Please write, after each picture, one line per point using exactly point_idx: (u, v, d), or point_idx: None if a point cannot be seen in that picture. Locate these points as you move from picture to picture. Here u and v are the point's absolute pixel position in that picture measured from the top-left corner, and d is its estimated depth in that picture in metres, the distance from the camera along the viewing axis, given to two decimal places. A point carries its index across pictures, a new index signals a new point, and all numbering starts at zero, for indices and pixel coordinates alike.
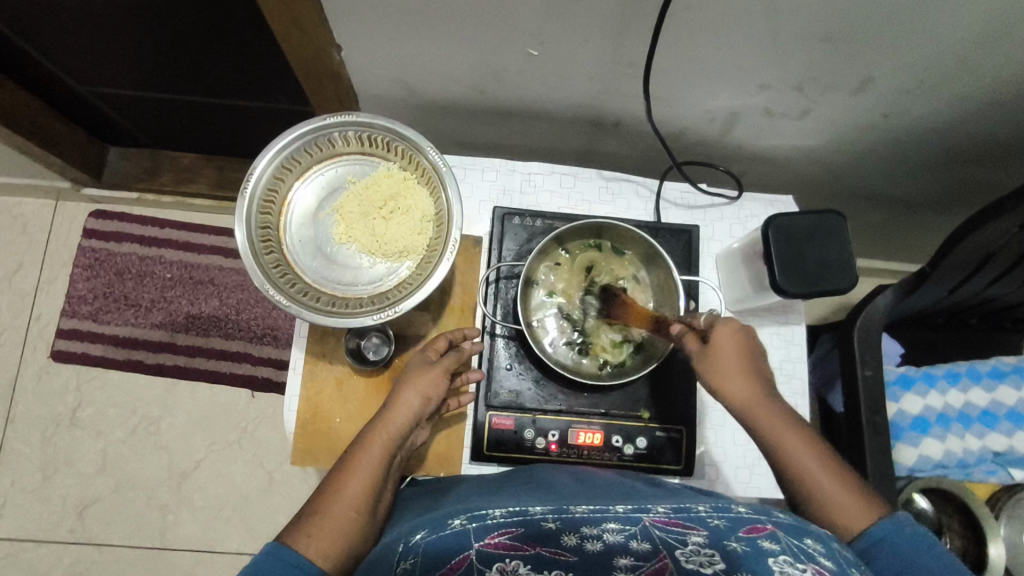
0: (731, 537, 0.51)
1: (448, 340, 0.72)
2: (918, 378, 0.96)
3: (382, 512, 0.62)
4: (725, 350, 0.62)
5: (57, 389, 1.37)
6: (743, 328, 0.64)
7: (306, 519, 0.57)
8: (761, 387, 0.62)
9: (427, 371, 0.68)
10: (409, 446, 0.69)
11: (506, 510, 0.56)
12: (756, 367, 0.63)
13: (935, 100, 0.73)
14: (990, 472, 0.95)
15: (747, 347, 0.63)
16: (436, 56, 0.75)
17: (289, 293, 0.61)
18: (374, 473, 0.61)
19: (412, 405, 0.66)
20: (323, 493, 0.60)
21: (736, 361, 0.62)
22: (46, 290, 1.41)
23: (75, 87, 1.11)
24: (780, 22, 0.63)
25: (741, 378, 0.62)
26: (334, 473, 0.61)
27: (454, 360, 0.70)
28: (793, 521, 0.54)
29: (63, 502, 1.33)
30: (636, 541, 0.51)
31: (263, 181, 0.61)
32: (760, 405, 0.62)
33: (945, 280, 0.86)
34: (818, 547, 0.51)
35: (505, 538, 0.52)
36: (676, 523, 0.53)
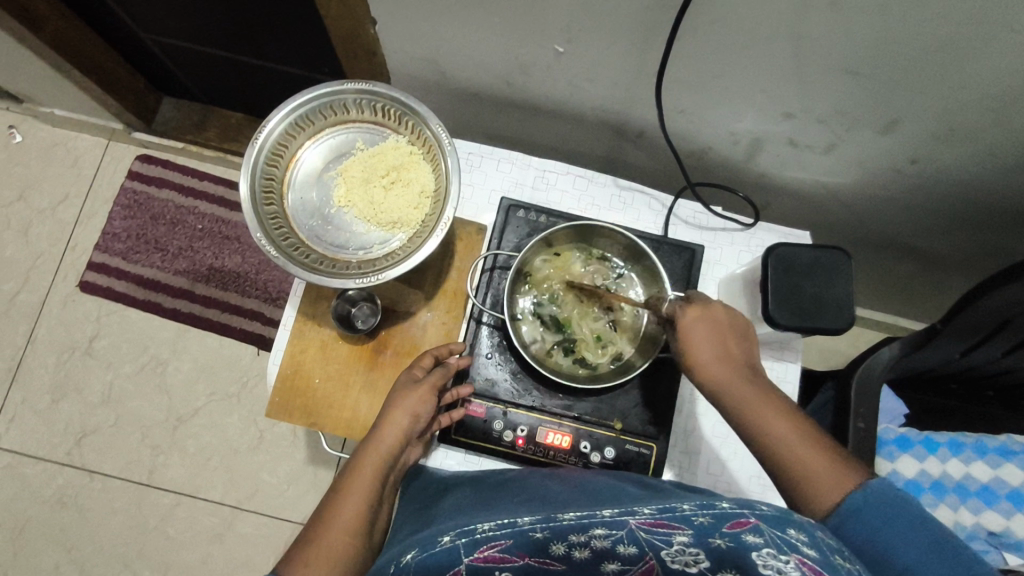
0: (717, 533, 0.46)
1: (434, 357, 0.72)
2: (917, 442, 0.93)
3: (377, 536, 0.62)
4: (695, 336, 0.63)
5: (78, 318, 1.43)
6: (709, 311, 0.64)
7: (302, 552, 0.56)
8: (734, 368, 0.61)
9: (413, 389, 0.68)
10: (401, 466, 0.68)
11: (495, 524, 0.52)
12: (730, 348, 0.62)
13: (967, 151, 0.70)
14: (983, 550, 0.88)
15: (720, 328, 0.63)
16: (467, 43, 0.76)
17: (280, 246, 0.62)
18: (367, 498, 0.61)
19: (401, 426, 0.65)
20: (318, 521, 0.59)
21: (709, 346, 0.62)
22: (85, 223, 1.48)
23: (139, 34, 1.16)
24: (807, 49, 0.61)
25: (716, 361, 0.61)
26: (329, 500, 0.61)
27: (440, 376, 0.69)
28: (777, 513, 0.47)
29: (65, 425, 1.39)
30: (623, 545, 0.48)
31: (274, 134, 0.63)
32: (739, 391, 0.59)
33: (957, 342, 0.82)
34: (802, 536, 0.46)
35: (495, 551, 0.50)
36: (661, 524, 0.48)
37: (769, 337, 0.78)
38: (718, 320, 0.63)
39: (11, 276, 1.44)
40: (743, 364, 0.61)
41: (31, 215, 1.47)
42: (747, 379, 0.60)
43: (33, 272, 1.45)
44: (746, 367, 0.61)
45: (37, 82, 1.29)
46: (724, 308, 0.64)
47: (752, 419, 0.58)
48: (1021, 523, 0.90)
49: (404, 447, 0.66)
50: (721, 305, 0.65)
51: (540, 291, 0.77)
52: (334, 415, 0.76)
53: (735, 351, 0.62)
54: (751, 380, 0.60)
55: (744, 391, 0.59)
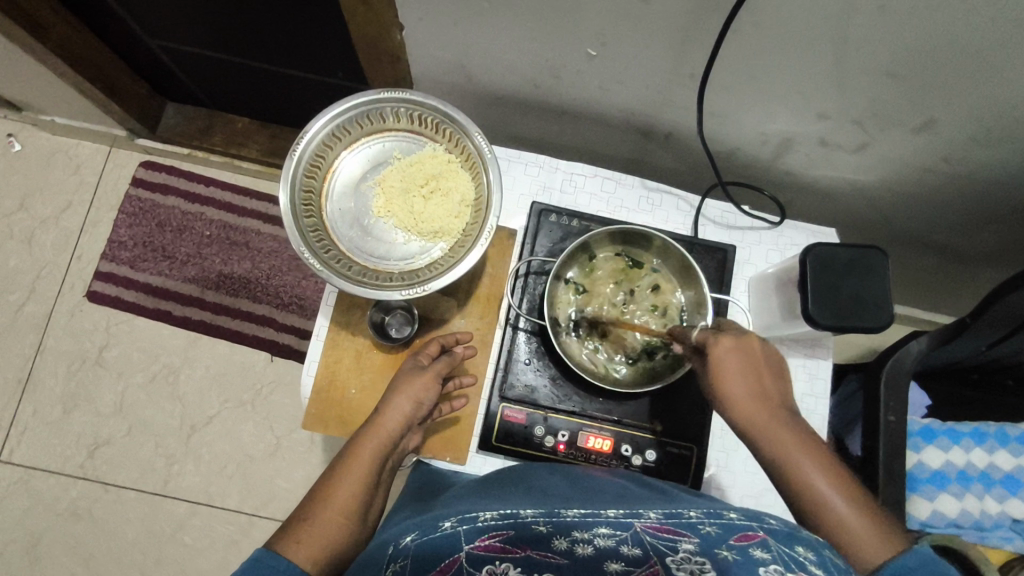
0: (723, 544, 0.49)
1: (440, 344, 0.74)
2: (941, 432, 0.94)
3: (372, 519, 0.63)
4: (730, 368, 0.62)
5: (87, 328, 1.41)
6: (742, 343, 0.63)
7: (297, 522, 0.58)
8: (770, 408, 0.61)
9: (418, 376, 0.70)
10: (401, 453, 0.70)
11: (496, 513, 0.54)
12: (764, 385, 0.62)
13: (999, 151, 0.71)
14: (1007, 539, 0.91)
15: (755, 361, 0.63)
16: (498, 49, 0.75)
17: (323, 259, 0.62)
18: (363, 479, 0.63)
19: (402, 411, 0.68)
20: (315, 500, 0.61)
21: (739, 377, 0.62)
22: (90, 231, 1.46)
23: (145, 40, 1.13)
24: (848, 51, 0.61)
25: (750, 397, 0.61)
26: (325, 481, 0.63)
27: (445, 364, 0.72)
28: (785, 529, 0.51)
29: (77, 438, 1.37)
30: (628, 546, 0.49)
31: (312, 145, 0.62)
32: (770, 427, 0.60)
33: (985, 334, 0.83)
34: (812, 554, 0.48)
35: (496, 541, 0.51)
36: (666, 530, 0.51)
37: (802, 335, 0.79)
38: (753, 352, 0.63)
39: (16, 288, 1.42)
40: (775, 399, 0.61)
41: (34, 225, 1.45)
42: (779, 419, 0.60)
43: (38, 283, 1.43)
44: (782, 406, 0.61)
45: (38, 90, 1.26)
46: (760, 341, 0.64)
47: (786, 463, 0.58)
48: None
49: (405, 432, 0.69)
50: (757, 338, 0.64)
51: (581, 301, 0.77)
52: None
53: (770, 390, 0.62)
54: (787, 423, 0.60)
55: (781, 435, 0.59)
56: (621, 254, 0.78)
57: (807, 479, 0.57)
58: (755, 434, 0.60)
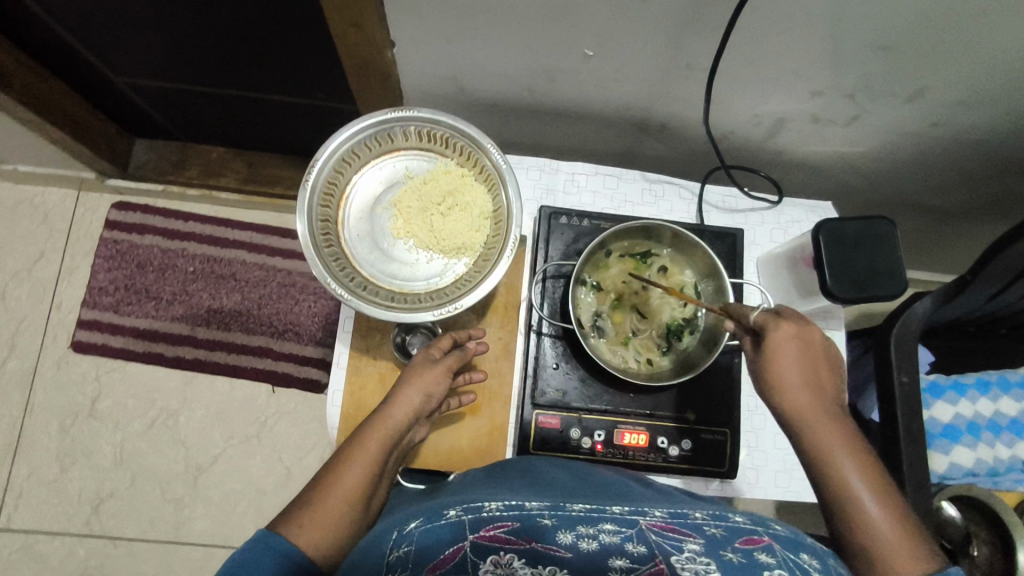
0: (728, 548, 0.50)
1: (452, 339, 0.74)
2: (947, 387, 0.98)
3: (375, 507, 0.64)
4: (786, 354, 0.63)
5: (76, 381, 1.36)
6: (801, 332, 0.64)
7: (302, 506, 0.59)
8: (822, 402, 0.62)
9: (429, 368, 0.71)
10: (406, 444, 0.70)
11: (502, 504, 0.55)
12: (819, 377, 0.63)
13: (987, 111, 0.74)
14: (1019, 481, 0.96)
15: (812, 351, 0.64)
16: (492, 58, 0.75)
17: (349, 287, 0.61)
18: (368, 468, 0.63)
19: (412, 402, 0.68)
20: (320, 486, 0.61)
21: (794, 365, 0.63)
22: (66, 280, 1.41)
23: (112, 78, 1.08)
24: (844, 29, 0.63)
25: (803, 389, 0.62)
26: (330, 467, 0.63)
27: (457, 358, 0.72)
28: (790, 535, 0.53)
29: (78, 495, 1.33)
30: (633, 544, 0.50)
31: (325, 173, 0.61)
32: (819, 419, 0.61)
33: (985, 288, 0.86)
34: (816, 562, 0.50)
35: (500, 532, 0.52)
36: (671, 529, 0.52)
37: (815, 308, 0.81)
38: (812, 342, 0.64)
39: None
40: (827, 391, 0.63)
41: (7, 280, 1.39)
42: (829, 414, 0.62)
43: (18, 339, 1.37)
44: (833, 403, 0.63)
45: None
46: (821, 334, 0.65)
47: (829, 458, 0.59)
48: None
49: (412, 423, 0.69)
50: (818, 331, 0.65)
51: (597, 300, 0.77)
52: None
53: (824, 383, 0.63)
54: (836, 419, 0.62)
55: (829, 429, 0.60)
56: (630, 249, 0.77)
57: (847, 478, 0.58)
58: (801, 423, 0.62)
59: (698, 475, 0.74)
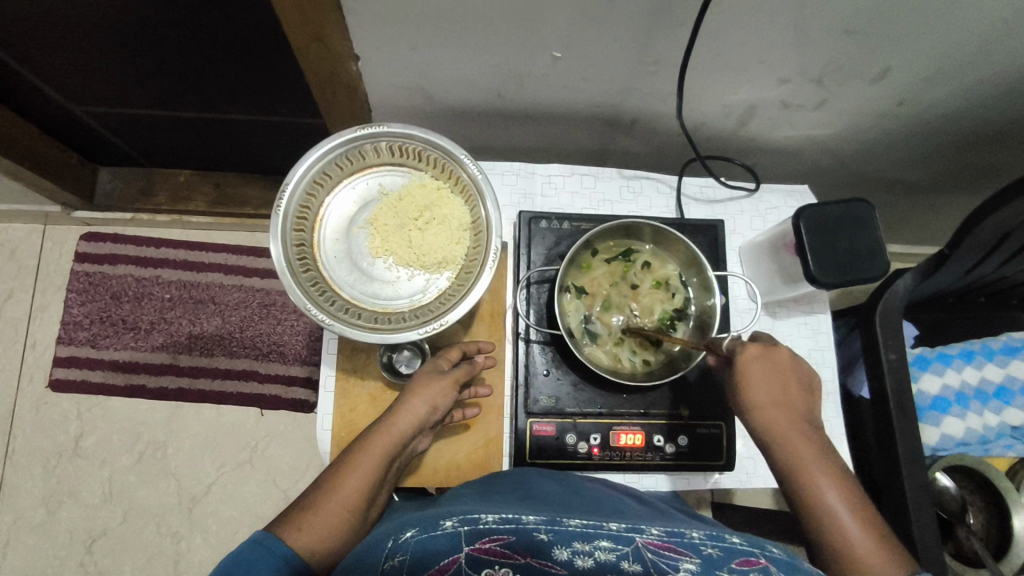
0: (725, 567, 0.51)
1: (461, 351, 0.73)
2: (934, 358, 1.00)
3: (373, 515, 0.64)
4: (754, 374, 0.65)
5: (57, 420, 1.33)
6: (768, 353, 0.66)
7: (300, 511, 0.60)
8: (792, 417, 0.64)
9: (437, 380, 0.70)
10: (409, 454, 0.70)
11: (498, 517, 0.55)
12: (788, 395, 0.65)
13: (952, 87, 0.74)
14: (1008, 446, 0.97)
15: (781, 369, 0.66)
16: (458, 65, 0.74)
17: (330, 312, 0.59)
18: (369, 477, 0.63)
19: (417, 413, 0.68)
20: (320, 490, 0.62)
21: (762, 386, 0.64)
22: (39, 318, 1.37)
23: (69, 108, 1.05)
24: (809, 14, 0.62)
25: (774, 410, 0.64)
26: (331, 473, 0.64)
27: (465, 371, 0.71)
28: (788, 559, 0.53)
29: (70, 536, 1.30)
30: (627, 562, 0.51)
31: (296, 196, 0.60)
32: (788, 435, 0.63)
33: (963, 261, 0.86)
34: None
35: (496, 545, 0.52)
36: (668, 548, 0.53)
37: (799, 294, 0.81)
38: (780, 361, 0.66)
39: None
40: (797, 410, 0.64)
41: None
42: (799, 431, 0.63)
43: None
44: (803, 419, 0.64)
45: None
46: (789, 353, 0.67)
47: (802, 475, 0.61)
48: None
49: (416, 434, 0.69)
50: (785, 349, 0.67)
51: (586, 305, 0.76)
52: None
53: (793, 399, 0.65)
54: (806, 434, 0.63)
55: (799, 446, 0.62)
56: (613, 250, 0.76)
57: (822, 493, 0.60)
58: (773, 439, 0.63)
59: (696, 469, 0.74)
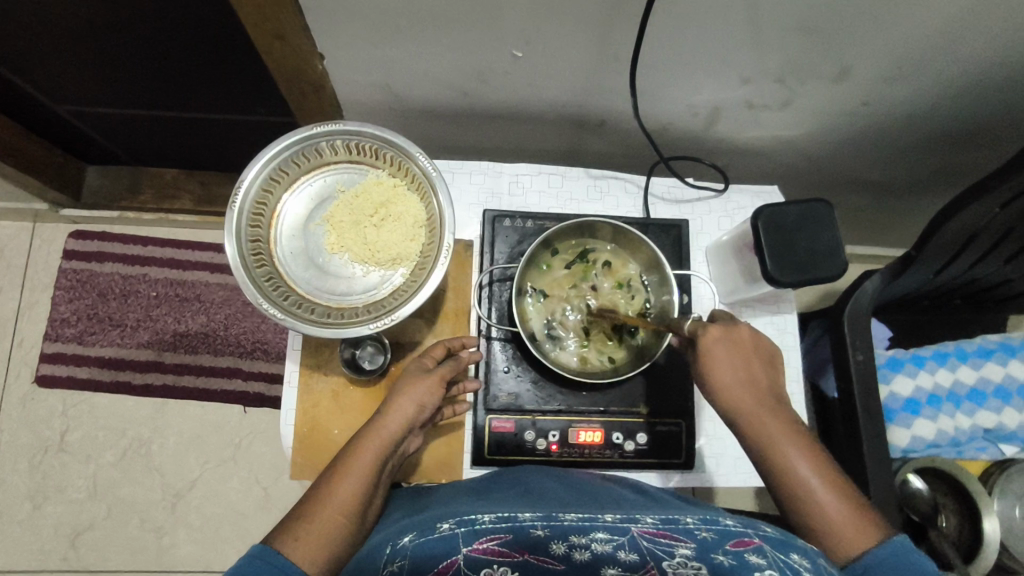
0: (720, 550, 0.52)
1: (446, 348, 0.72)
2: (906, 360, 0.98)
3: (371, 520, 0.61)
4: (718, 358, 0.64)
5: (43, 415, 1.34)
6: (729, 333, 0.65)
7: (295, 521, 0.56)
8: (759, 397, 0.63)
9: (424, 378, 0.68)
10: (400, 456, 0.68)
11: (494, 516, 0.56)
12: (754, 372, 0.64)
13: (913, 86, 0.75)
14: (981, 449, 0.98)
15: (744, 349, 0.65)
16: (422, 64, 0.74)
17: (283, 306, 0.60)
18: (363, 478, 0.60)
19: (406, 412, 0.65)
20: (315, 497, 0.59)
21: (727, 365, 0.64)
22: (27, 315, 1.38)
23: (52, 108, 1.07)
24: (761, 14, 0.63)
25: (741, 390, 0.63)
26: (324, 479, 0.61)
27: (452, 367, 0.70)
28: (780, 537, 0.55)
29: (54, 531, 1.31)
30: (624, 552, 0.52)
31: (251, 193, 0.61)
32: (755, 411, 0.62)
33: (930, 263, 0.86)
34: (805, 561, 0.51)
35: (494, 544, 0.53)
36: (664, 535, 0.55)
37: (763, 294, 0.81)
38: (742, 341, 0.65)
39: None
40: (763, 387, 0.64)
41: None
42: (766, 406, 0.63)
43: None
44: (771, 393, 0.64)
45: None
46: (750, 331, 0.66)
47: (773, 451, 0.61)
48: (1009, 416, 0.98)
49: (407, 434, 0.66)
50: (746, 328, 0.66)
51: (545, 307, 0.76)
52: None
53: (757, 374, 0.64)
54: (776, 414, 0.63)
55: (769, 421, 0.62)
56: (569, 255, 0.77)
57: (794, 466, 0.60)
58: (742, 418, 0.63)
59: (654, 468, 0.74)
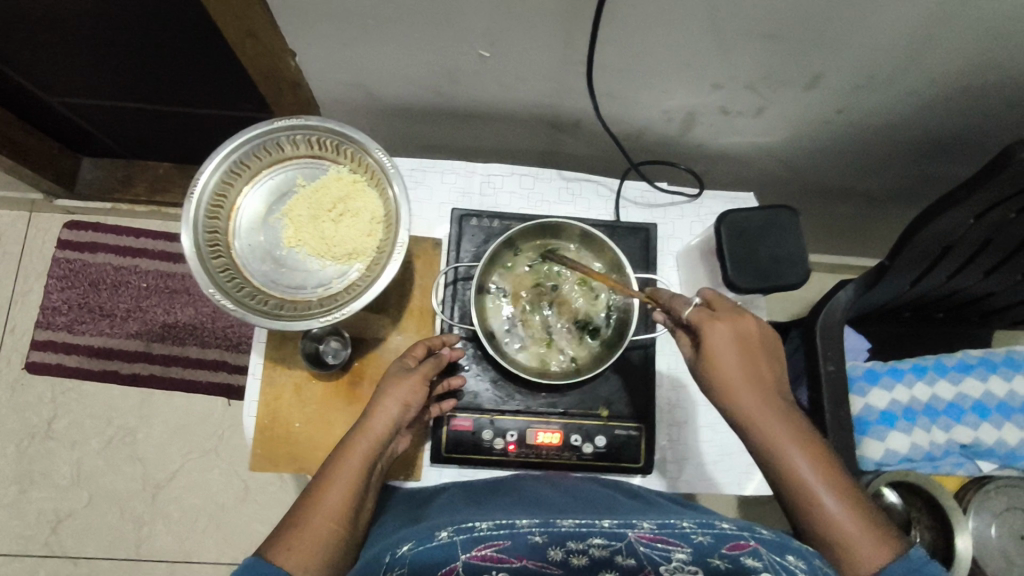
0: (716, 552, 0.53)
1: (426, 347, 0.71)
2: (884, 373, 0.96)
3: (362, 523, 0.61)
4: (725, 354, 0.62)
5: (31, 402, 1.36)
6: (736, 326, 0.62)
7: (287, 529, 0.56)
8: (767, 398, 0.61)
9: (406, 378, 0.67)
10: (389, 456, 0.67)
11: (492, 523, 0.56)
12: (760, 371, 0.62)
13: (886, 95, 0.74)
14: (958, 465, 0.96)
15: (750, 343, 0.62)
16: (393, 62, 0.75)
17: (236, 298, 0.61)
18: (353, 482, 0.60)
19: (390, 414, 0.64)
20: (306, 503, 0.58)
21: (734, 362, 0.61)
22: (20, 302, 1.41)
23: (45, 99, 1.08)
24: (724, 19, 0.62)
25: (748, 387, 0.61)
26: (315, 483, 0.60)
27: (433, 366, 0.69)
28: (778, 538, 0.53)
29: (38, 516, 1.33)
30: (622, 556, 0.54)
31: (209, 184, 0.61)
32: (764, 413, 0.60)
33: (905, 274, 0.85)
34: (801, 562, 0.51)
35: (492, 550, 0.55)
36: (660, 539, 0.55)
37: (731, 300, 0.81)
38: (748, 334, 0.62)
39: None
40: (771, 385, 0.62)
41: None
42: (774, 408, 0.61)
43: None
44: (777, 393, 0.62)
45: None
46: (756, 322, 0.63)
47: (780, 458, 0.60)
48: (987, 432, 0.96)
49: (393, 434, 0.65)
50: (752, 319, 0.63)
51: (507, 305, 0.76)
52: (321, 456, 0.75)
53: (762, 370, 0.62)
54: (781, 412, 0.61)
55: (777, 426, 0.60)
56: (535, 252, 0.77)
57: (803, 475, 0.59)
58: (751, 422, 0.61)
59: (612, 471, 0.74)
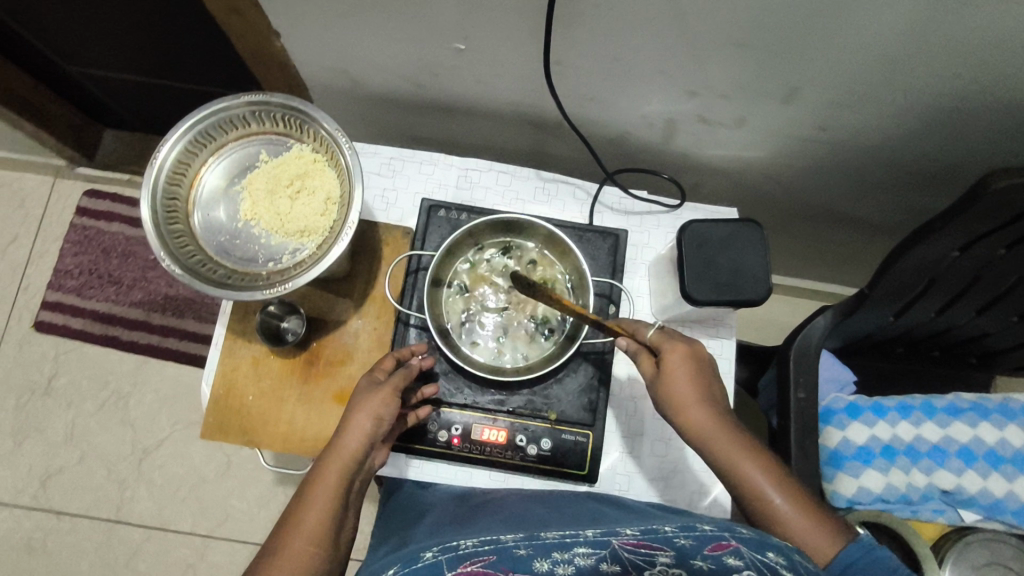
0: (699, 556, 0.46)
1: (395, 358, 0.70)
2: (867, 408, 0.92)
3: (346, 545, 0.60)
4: (679, 376, 0.63)
5: (36, 359, 1.42)
6: (692, 347, 0.65)
7: (267, 557, 0.56)
8: (715, 414, 0.62)
9: (375, 392, 0.64)
10: (369, 470, 0.65)
11: (476, 539, 0.50)
12: (711, 390, 0.63)
13: (870, 115, 0.71)
14: (938, 511, 0.90)
15: (702, 369, 0.64)
16: (374, 50, 0.76)
17: (185, 264, 0.62)
18: (330, 504, 0.58)
19: (362, 429, 0.62)
20: (285, 527, 0.58)
21: (688, 385, 0.63)
22: (37, 262, 1.47)
23: (67, 69, 1.14)
24: (691, 24, 0.61)
25: (699, 405, 0.62)
26: (293, 506, 0.59)
27: (402, 377, 0.66)
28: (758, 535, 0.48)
29: (29, 470, 1.37)
30: (607, 565, 0.47)
31: (173, 152, 0.63)
32: (713, 427, 0.61)
33: (886, 305, 0.82)
34: (781, 559, 0.46)
35: (480, 565, 0.47)
36: (645, 545, 0.47)
37: (698, 315, 0.78)
38: (700, 359, 0.65)
39: None
40: (723, 402, 0.63)
41: None
42: (722, 424, 0.61)
43: None
44: (724, 407, 0.63)
45: None
46: (707, 351, 0.66)
47: (734, 469, 0.59)
48: (971, 480, 0.90)
49: (370, 449, 0.63)
50: (704, 347, 0.66)
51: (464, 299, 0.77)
52: (271, 432, 0.76)
53: (712, 388, 0.63)
54: (729, 425, 0.61)
55: (726, 439, 0.60)
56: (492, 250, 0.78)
57: (756, 483, 0.59)
58: (705, 437, 0.61)
59: (553, 476, 0.73)
